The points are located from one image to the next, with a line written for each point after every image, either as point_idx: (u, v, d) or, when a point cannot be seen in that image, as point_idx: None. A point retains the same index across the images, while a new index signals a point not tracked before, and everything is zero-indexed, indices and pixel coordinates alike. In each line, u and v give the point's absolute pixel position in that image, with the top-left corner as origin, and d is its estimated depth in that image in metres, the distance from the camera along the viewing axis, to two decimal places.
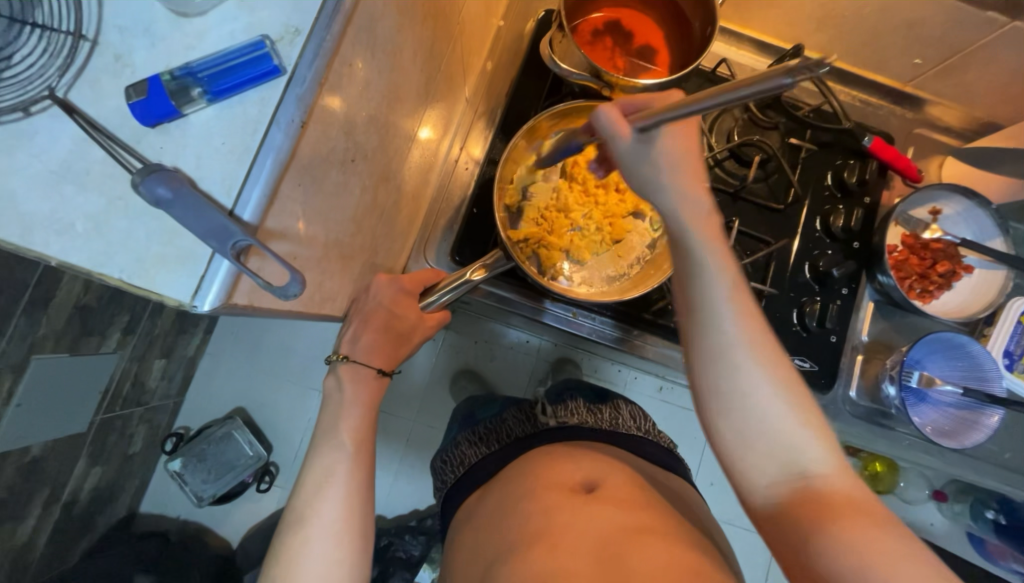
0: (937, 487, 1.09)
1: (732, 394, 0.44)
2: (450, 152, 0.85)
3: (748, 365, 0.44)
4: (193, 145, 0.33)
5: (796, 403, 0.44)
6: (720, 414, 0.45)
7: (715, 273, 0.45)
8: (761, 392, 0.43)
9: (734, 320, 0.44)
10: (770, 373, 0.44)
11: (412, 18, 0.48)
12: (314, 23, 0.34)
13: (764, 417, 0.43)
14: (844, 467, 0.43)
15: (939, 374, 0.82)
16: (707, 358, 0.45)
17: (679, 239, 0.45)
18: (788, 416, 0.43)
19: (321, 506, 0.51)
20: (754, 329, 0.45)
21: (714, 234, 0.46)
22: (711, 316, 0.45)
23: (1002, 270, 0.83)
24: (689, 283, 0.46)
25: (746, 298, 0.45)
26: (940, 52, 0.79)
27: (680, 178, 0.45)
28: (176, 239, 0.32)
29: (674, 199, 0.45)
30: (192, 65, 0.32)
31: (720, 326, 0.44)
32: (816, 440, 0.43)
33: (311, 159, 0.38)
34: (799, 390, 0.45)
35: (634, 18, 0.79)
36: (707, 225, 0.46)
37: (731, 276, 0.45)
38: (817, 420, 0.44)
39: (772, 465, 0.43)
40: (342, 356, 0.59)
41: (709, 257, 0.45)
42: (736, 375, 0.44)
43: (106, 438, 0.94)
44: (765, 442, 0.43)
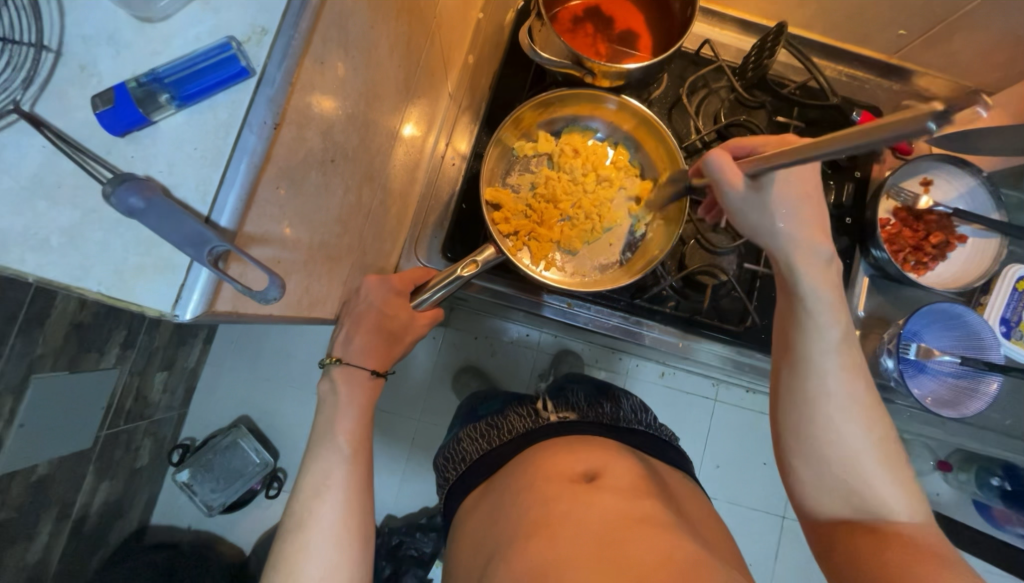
0: (941, 457, 1.10)
1: (820, 434, 0.49)
2: (436, 148, 0.84)
3: (839, 414, 0.49)
4: (164, 152, 0.32)
5: (884, 457, 0.49)
6: (798, 451, 0.51)
7: (824, 319, 0.49)
8: (850, 436, 0.48)
9: (835, 371, 0.49)
10: (863, 425, 0.49)
11: (386, 14, 0.48)
12: (280, 22, 0.33)
13: (847, 459, 0.48)
14: (918, 514, 0.48)
15: (936, 346, 0.83)
16: (802, 402, 0.50)
17: (791, 282, 0.50)
18: (877, 468, 0.48)
19: (320, 509, 0.51)
20: (852, 384, 0.49)
21: (829, 280, 0.50)
22: (815, 367, 0.50)
23: (996, 238, 0.83)
24: (798, 326, 0.51)
25: (854, 352, 0.50)
26: (924, 22, 0.79)
27: (800, 227, 0.49)
28: (153, 248, 0.32)
29: (793, 243, 0.49)
30: (158, 70, 0.31)
31: (821, 372, 0.49)
32: (898, 491, 0.48)
33: (288, 162, 0.37)
34: (888, 446, 0.49)
35: (615, 3, 0.78)
36: (822, 273, 0.50)
37: (837, 322, 0.50)
38: (904, 475, 0.49)
39: (843, 501, 0.49)
40: (335, 359, 0.59)
41: (818, 304, 0.49)
42: (829, 424, 0.49)
43: (112, 453, 0.94)
44: (841, 480, 0.49)
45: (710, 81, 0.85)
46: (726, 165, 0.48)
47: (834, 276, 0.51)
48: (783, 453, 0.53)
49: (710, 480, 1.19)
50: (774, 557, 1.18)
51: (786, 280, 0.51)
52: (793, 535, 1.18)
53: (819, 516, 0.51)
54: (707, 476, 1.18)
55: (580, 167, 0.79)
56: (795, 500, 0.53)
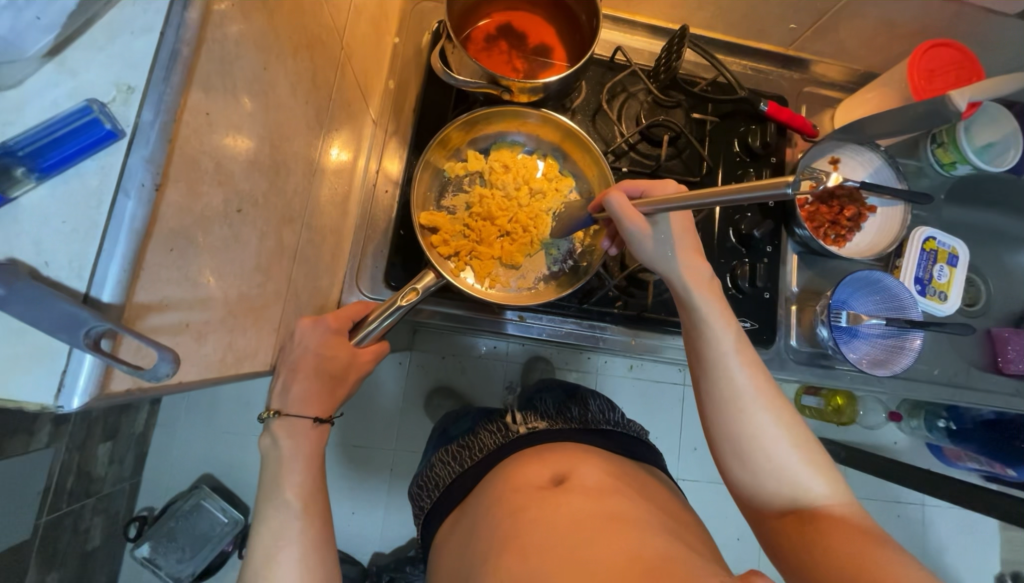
0: (893, 408, 1.16)
1: (740, 431, 0.52)
2: (367, 174, 0.82)
3: (753, 408, 0.53)
4: (30, 230, 0.30)
5: (799, 441, 0.52)
6: (729, 450, 0.53)
7: (720, 326, 0.55)
8: (765, 428, 0.52)
9: (741, 370, 0.54)
10: (776, 416, 0.53)
11: (280, 53, 0.47)
12: (149, 78, 0.32)
13: (768, 452, 0.51)
14: (841, 493, 0.50)
15: (864, 310, 0.88)
16: (718, 403, 0.54)
17: (688, 299, 0.57)
18: (795, 457, 0.51)
19: (276, 574, 0.48)
20: (759, 380, 0.54)
21: (716, 294, 0.57)
22: (724, 370, 0.54)
23: (900, 206, 0.90)
24: (701, 337, 0.56)
25: (752, 353, 0.56)
26: (810, 15, 0.85)
27: (684, 252, 0.57)
28: (25, 336, 0.29)
29: (681, 266, 0.57)
30: (11, 143, 0.29)
31: (731, 377, 0.54)
32: (818, 473, 0.51)
33: (180, 221, 0.35)
34: (804, 433, 0.53)
35: (525, 19, 0.80)
36: (709, 287, 0.57)
37: (730, 328, 0.56)
38: (822, 461, 0.52)
39: (777, 492, 0.51)
40: (274, 412, 0.55)
41: (713, 314, 0.56)
42: (748, 419, 0.52)
43: (55, 541, 0.86)
44: (771, 472, 0.51)
45: (628, 86, 0.88)
46: (622, 203, 0.54)
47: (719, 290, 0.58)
48: (717, 457, 0.55)
49: (688, 463, 1.22)
50: None
51: (684, 299, 0.57)
52: None
53: (762, 516, 0.52)
54: (685, 460, 1.21)
55: (513, 183, 0.79)
56: (741, 504, 0.54)
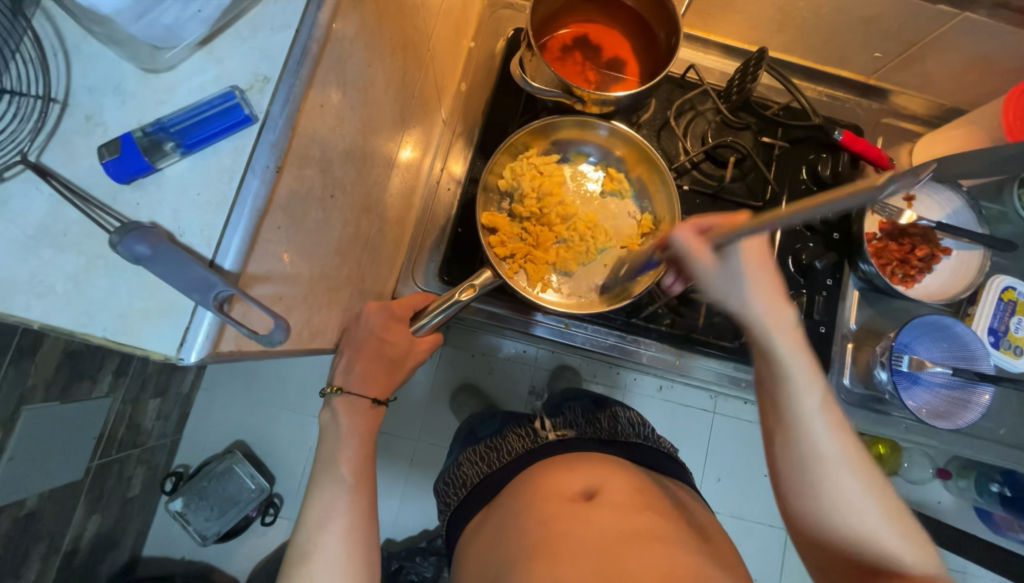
0: (941, 465, 1.10)
1: (823, 501, 0.47)
2: (432, 171, 0.85)
3: (838, 476, 0.47)
4: (169, 199, 0.33)
5: (889, 512, 0.46)
6: (805, 516, 0.49)
7: (802, 384, 0.47)
8: (853, 500, 0.46)
9: (824, 432, 0.47)
10: (863, 483, 0.47)
11: (381, 52, 0.49)
12: (282, 70, 0.35)
13: (851, 523, 0.47)
14: (935, 567, 0.46)
15: (928, 357, 0.83)
16: (795, 465, 0.48)
17: (765, 350, 0.48)
18: (884, 530, 0.46)
19: (324, 542, 0.50)
20: (845, 443, 0.47)
21: (801, 342, 0.48)
22: (805, 434, 0.47)
23: (979, 250, 0.85)
24: (777, 393, 0.48)
25: (836, 409, 0.48)
26: (898, 46, 0.82)
27: (762, 294, 0.47)
28: (158, 293, 0.32)
29: (759, 312, 0.47)
30: (164, 120, 0.32)
31: (813, 440, 0.47)
32: (909, 546, 0.46)
33: (289, 200, 0.38)
34: (891, 498, 0.47)
35: (602, 32, 0.80)
36: (793, 337, 0.48)
37: (820, 385, 0.48)
38: (913, 532, 0.47)
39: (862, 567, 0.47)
40: (336, 389, 0.58)
41: (796, 371, 0.47)
42: (829, 488, 0.47)
43: (103, 483, 0.93)
44: (854, 546, 0.47)
45: (697, 104, 0.88)
46: (691, 242, 0.47)
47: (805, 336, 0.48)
48: (791, 516, 0.51)
49: (711, 493, 1.18)
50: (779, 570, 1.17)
51: (760, 348, 0.49)
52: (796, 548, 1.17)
53: None
54: (708, 490, 1.18)
55: (570, 184, 0.81)
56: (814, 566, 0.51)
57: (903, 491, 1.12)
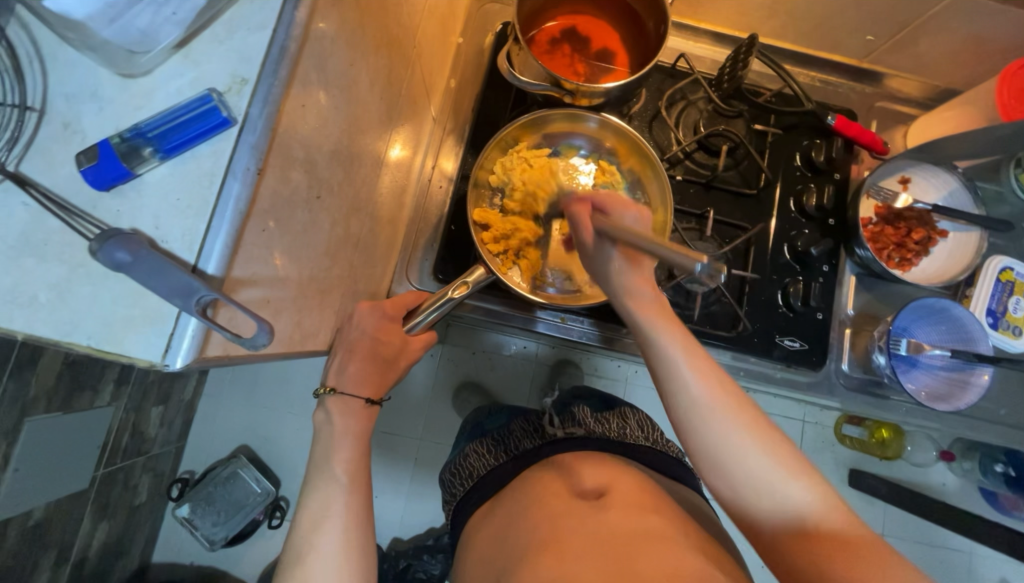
0: (945, 447, 1.09)
1: (712, 450, 0.49)
2: (424, 169, 0.85)
3: (715, 424, 0.48)
4: (150, 205, 0.33)
5: (774, 451, 0.48)
6: (708, 470, 0.50)
7: (667, 340, 0.50)
8: (744, 457, 0.48)
9: (698, 385, 0.49)
10: (743, 427, 0.48)
11: (364, 50, 0.49)
12: (260, 71, 0.34)
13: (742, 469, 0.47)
14: (829, 500, 0.47)
15: (926, 340, 0.83)
16: (682, 424, 0.50)
17: (634, 320, 0.52)
18: (771, 467, 0.47)
19: (319, 543, 0.50)
20: (718, 393, 0.49)
21: (663, 310, 0.52)
22: (679, 391, 0.50)
23: (975, 232, 0.85)
24: (652, 358, 0.51)
25: (707, 361, 0.50)
26: (890, 27, 0.81)
27: (627, 269, 0.53)
28: (141, 299, 0.32)
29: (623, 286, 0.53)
30: (141, 125, 0.32)
31: (687, 393, 0.49)
32: (798, 480, 0.47)
33: (273, 202, 0.38)
34: (777, 439, 0.48)
35: (590, 24, 0.80)
36: (652, 305, 0.52)
37: (685, 340, 0.50)
38: (813, 477, 0.48)
39: (763, 509, 0.47)
40: (329, 389, 0.59)
41: (660, 332, 0.51)
42: (712, 434, 0.48)
43: (109, 492, 0.93)
44: (750, 488, 0.47)
45: (688, 93, 0.87)
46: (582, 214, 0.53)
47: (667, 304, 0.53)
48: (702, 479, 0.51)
49: None
50: None
51: (630, 320, 0.53)
52: None
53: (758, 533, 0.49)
54: None
55: (563, 176, 0.78)
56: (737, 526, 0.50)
57: (908, 474, 1.12)
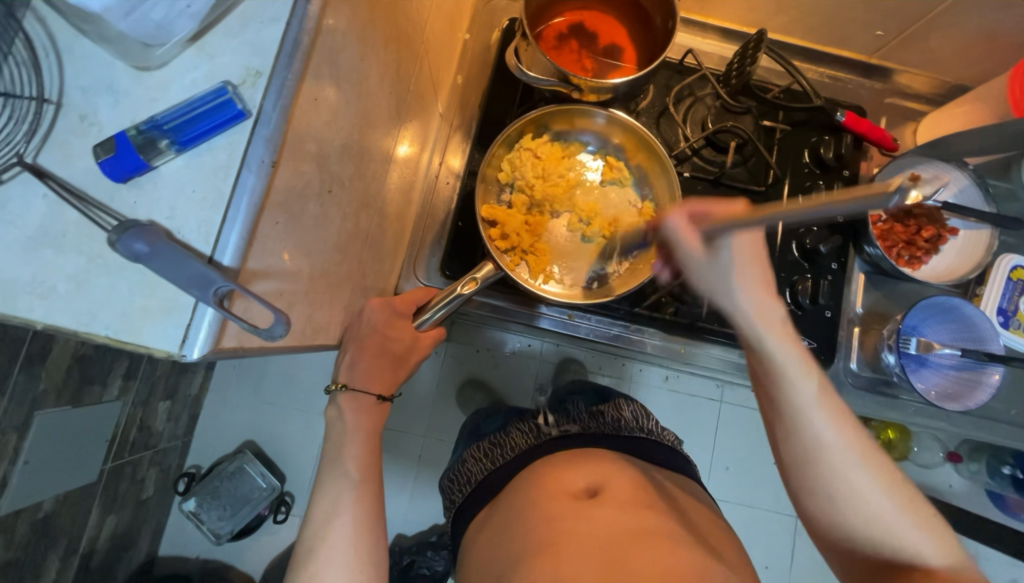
0: (952, 448, 1.09)
1: (824, 486, 0.49)
2: (431, 166, 0.85)
3: (842, 465, 0.48)
4: (167, 196, 0.33)
5: (895, 492, 0.48)
6: (806, 497, 0.51)
7: (798, 376, 0.48)
8: (859, 487, 0.48)
9: (825, 424, 0.48)
10: (864, 467, 0.48)
11: (374, 45, 0.49)
12: (274, 64, 0.34)
13: (858, 508, 0.48)
14: (949, 549, 0.47)
15: (936, 339, 0.83)
16: (799, 457, 0.50)
17: (757, 348, 0.49)
18: (893, 509, 0.47)
19: (331, 538, 0.51)
20: (846, 433, 0.48)
21: (792, 337, 0.49)
22: (800, 424, 0.49)
23: (986, 230, 0.84)
24: (778, 388, 0.50)
25: (834, 399, 0.49)
26: (900, 23, 0.81)
27: (752, 290, 0.47)
28: (157, 290, 0.32)
29: (748, 307, 0.48)
30: (158, 117, 0.32)
31: (812, 429, 0.48)
32: (923, 531, 0.47)
33: (286, 195, 0.38)
34: (897, 480, 0.48)
35: (598, 19, 0.80)
36: (784, 331, 0.48)
37: (815, 378, 0.49)
38: (924, 512, 0.48)
39: (868, 547, 0.49)
40: (341, 385, 0.59)
41: (790, 365, 0.48)
42: (830, 473, 0.48)
43: (117, 485, 0.94)
44: (863, 528, 0.48)
45: (696, 89, 0.87)
46: (682, 229, 0.46)
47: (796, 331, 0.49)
48: (795, 498, 0.53)
49: (719, 482, 1.18)
50: (790, 556, 1.17)
51: (751, 348, 0.50)
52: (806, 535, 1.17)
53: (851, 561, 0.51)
54: (716, 478, 1.18)
55: (568, 168, 0.80)
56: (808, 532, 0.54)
57: (914, 475, 1.12)
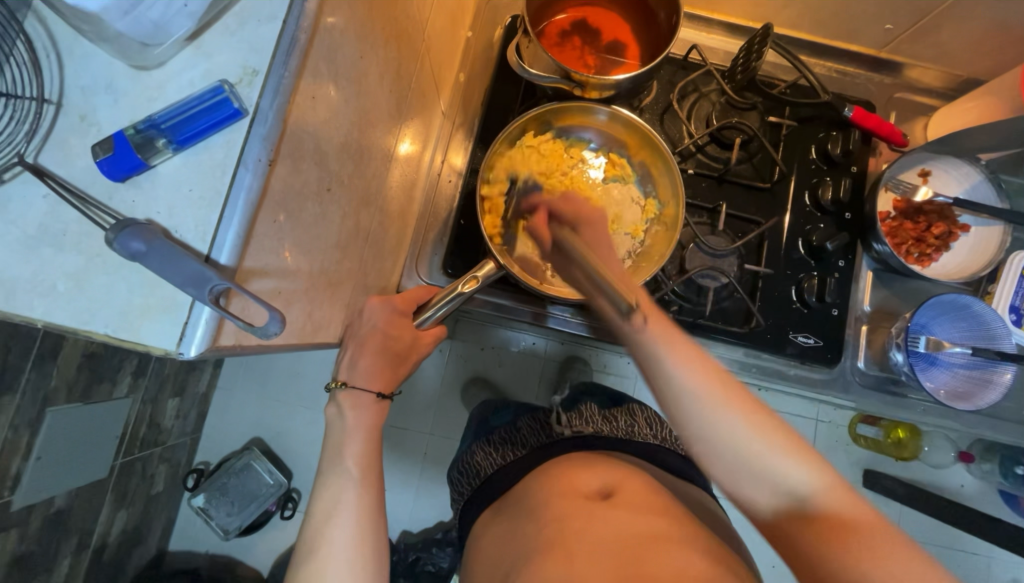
0: (963, 448, 1.06)
1: (695, 433, 0.45)
2: (433, 164, 0.85)
3: (705, 408, 0.45)
4: (165, 195, 0.33)
5: (761, 426, 0.44)
6: (700, 458, 0.46)
7: (642, 327, 0.46)
8: (728, 429, 0.44)
9: (681, 372, 0.45)
10: (726, 404, 0.45)
11: (374, 43, 0.49)
12: (270, 62, 0.34)
13: (729, 447, 0.44)
14: (829, 477, 0.43)
15: (946, 337, 0.81)
16: (670, 415, 0.46)
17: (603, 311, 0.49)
18: (755, 439, 0.44)
19: (332, 536, 0.51)
20: (702, 375, 0.45)
21: (634, 294, 0.48)
22: (661, 376, 0.46)
23: (998, 226, 0.82)
24: (634, 350, 0.48)
25: (687, 343, 0.46)
26: (911, 15, 0.79)
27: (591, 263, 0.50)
28: (156, 289, 0.33)
29: (590, 275, 0.50)
30: (155, 116, 0.32)
31: (668, 380, 0.45)
32: (795, 459, 0.43)
33: (285, 193, 0.38)
34: (763, 415, 0.45)
35: (601, 15, 0.79)
36: (622, 291, 0.48)
37: (665, 325, 0.47)
38: (796, 442, 0.44)
39: (760, 491, 0.44)
40: (340, 383, 0.59)
41: (636, 320, 0.47)
42: (698, 419, 0.45)
43: (128, 480, 0.95)
44: (743, 468, 0.44)
45: (700, 86, 0.86)
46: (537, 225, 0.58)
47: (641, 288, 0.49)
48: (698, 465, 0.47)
49: None
50: None
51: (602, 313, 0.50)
52: None
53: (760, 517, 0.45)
54: None
55: (571, 166, 0.80)
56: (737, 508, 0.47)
57: (924, 475, 1.10)
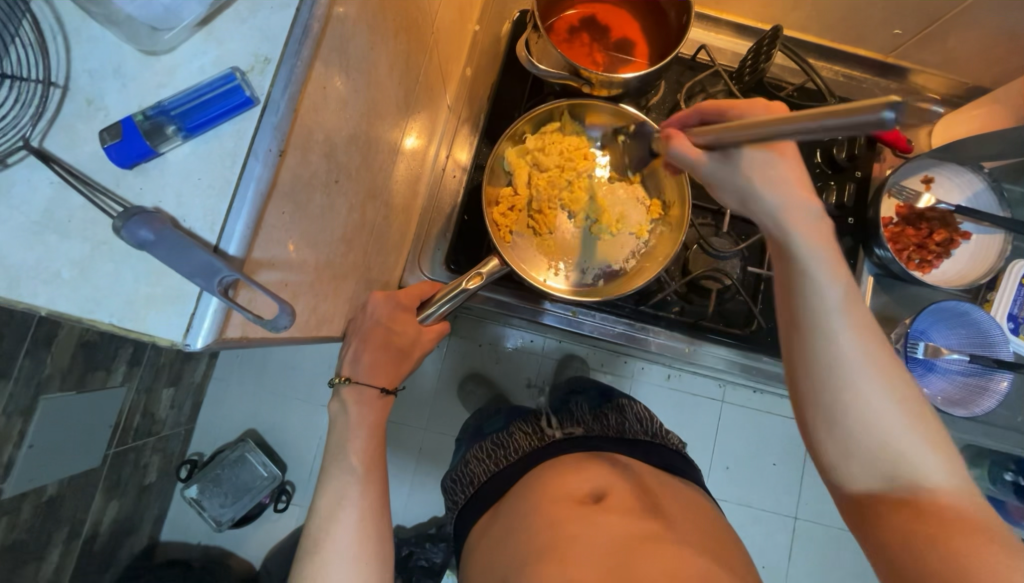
0: (954, 453, 1.07)
1: (832, 401, 0.44)
2: (438, 159, 0.84)
3: (860, 378, 0.43)
4: (173, 183, 0.33)
5: (913, 415, 0.43)
6: (818, 421, 0.45)
7: (824, 279, 0.43)
8: (876, 406, 0.43)
9: (849, 335, 0.43)
10: (885, 382, 0.43)
11: (384, 34, 0.48)
12: (283, 50, 0.34)
13: (871, 424, 0.43)
14: (960, 479, 0.42)
15: (945, 344, 0.82)
16: (814, 371, 0.44)
17: (785, 248, 0.44)
18: (902, 424, 0.43)
19: (336, 533, 0.51)
20: (869, 345, 0.43)
21: (825, 238, 0.43)
22: (824, 331, 0.43)
23: (999, 234, 0.82)
24: (797, 295, 0.44)
25: (861, 309, 0.43)
26: (920, 21, 0.79)
27: (781, 189, 0.43)
28: (163, 278, 0.32)
29: (775, 204, 0.43)
30: (165, 103, 0.32)
31: (833, 337, 0.43)
32: (931, 452, 0.43)
33: (293, 185, 0.38)
34: (916, 405, 0.43)
35: (611, 13, 0.78)
36: (815, 231, 0.43)
37: (847, 286, 0.43)
38: (936, 432, 0.43)
39: (872, 471, 0.44)
40: (345, 379, 0.59)
41: (819, 266, 0.42)
42: (846, 385, 0.43)
43: (121, 469, 0.94)
44: (875, 448, 0.43)
45: (707, 86, 0.86)
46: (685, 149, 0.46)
47: (830, 233, 0.44)
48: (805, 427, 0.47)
49: (719, 481, 1.18)
50: (788, 555, 1.16)
51: (779, 249, 0.44)
52: (806, 536, 1.16)
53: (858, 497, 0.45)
54: (715, 477, 1.18)
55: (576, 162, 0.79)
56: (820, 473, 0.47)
57: None
